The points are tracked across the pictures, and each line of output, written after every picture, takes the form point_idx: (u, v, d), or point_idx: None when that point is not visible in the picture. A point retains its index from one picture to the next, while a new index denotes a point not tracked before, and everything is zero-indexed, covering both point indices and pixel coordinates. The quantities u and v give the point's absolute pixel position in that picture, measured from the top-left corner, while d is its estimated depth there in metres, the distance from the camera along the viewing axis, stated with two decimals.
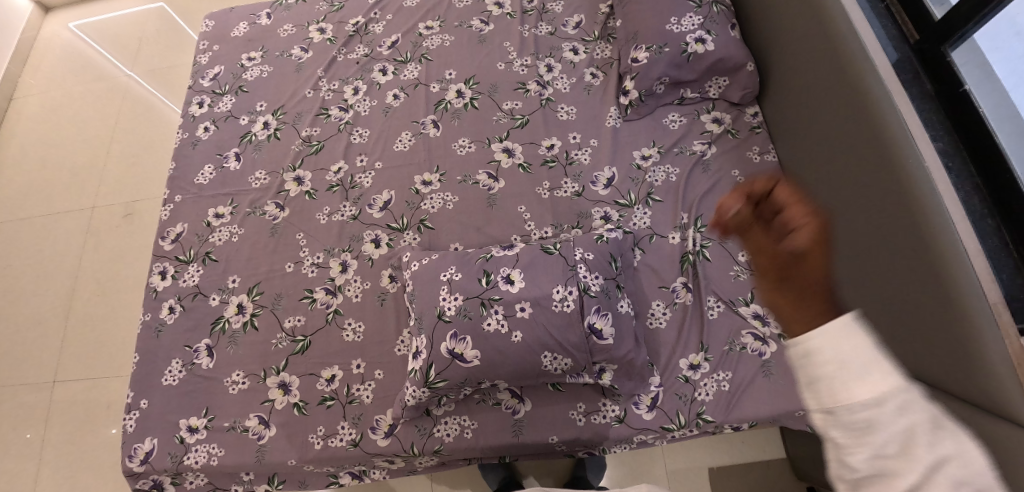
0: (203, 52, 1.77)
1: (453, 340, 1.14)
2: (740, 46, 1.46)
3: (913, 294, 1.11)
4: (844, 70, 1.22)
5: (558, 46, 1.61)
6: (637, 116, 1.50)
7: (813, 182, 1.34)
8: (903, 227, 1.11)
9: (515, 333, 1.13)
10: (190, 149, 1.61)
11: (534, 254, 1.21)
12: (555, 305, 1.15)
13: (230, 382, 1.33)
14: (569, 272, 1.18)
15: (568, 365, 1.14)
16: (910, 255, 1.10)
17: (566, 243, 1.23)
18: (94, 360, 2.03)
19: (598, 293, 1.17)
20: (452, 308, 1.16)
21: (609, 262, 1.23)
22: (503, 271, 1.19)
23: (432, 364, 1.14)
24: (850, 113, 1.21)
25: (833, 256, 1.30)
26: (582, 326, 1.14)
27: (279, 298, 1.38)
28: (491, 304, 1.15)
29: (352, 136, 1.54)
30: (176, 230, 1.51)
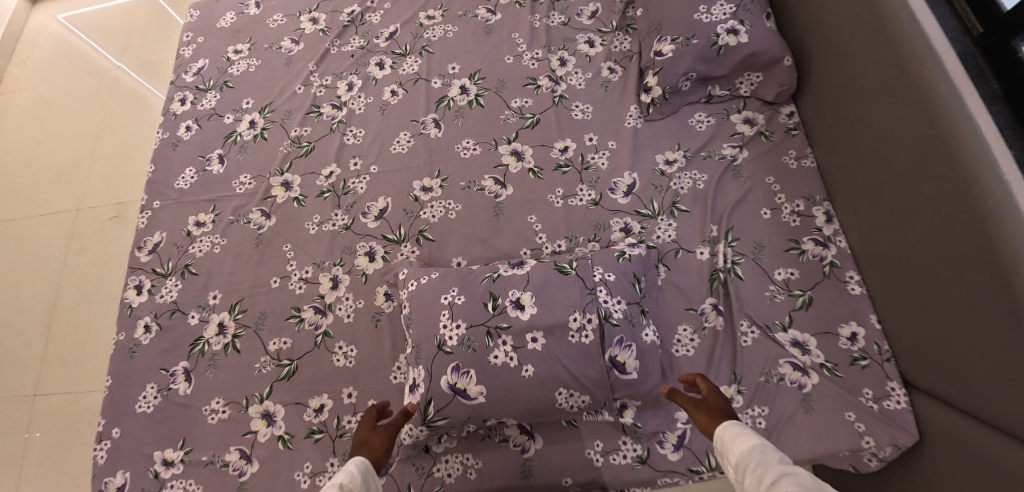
0: (186, 44, 1.64)
1: (455, 374, 1.01)
2: (776, 37, 1.30)
3: (979, 320, 0.96)
4: (900, 65, 1.07)
5: (572, 37, 1.47)
6: (660, 116, 1.35)
7: (860, 190, 1.19)
8: (969, 241, 0.96)
9: (526, 367, 1.01)
10: (171, 151, 1.48)
11: (547, 274, 1.07)
12: (572, 336, 1.02)
13: (209, 410, 1.21)
14: (587, 297, 1.04)
15: (585, 402, 1.02)
16: (978, 274, 0.95)
17: (584, 261, 1.09)
18: (76, 370, 1.91)
19: (621, 321, 1.03)
20: (455, 337, 1.03)
21: (633, 283, 1.09)
22: (513, 295, 1.05)
23: (431, 400, 1.01)
24: (906, 114, 1.06)
25: (882, 273, 1.16)
26: (603, 360, 1.01)
27: (263, 318, 1.25)
28: (499, 334, 1.02)
29: (345, 137, 1.40)
30: (153, 240, 1.38)
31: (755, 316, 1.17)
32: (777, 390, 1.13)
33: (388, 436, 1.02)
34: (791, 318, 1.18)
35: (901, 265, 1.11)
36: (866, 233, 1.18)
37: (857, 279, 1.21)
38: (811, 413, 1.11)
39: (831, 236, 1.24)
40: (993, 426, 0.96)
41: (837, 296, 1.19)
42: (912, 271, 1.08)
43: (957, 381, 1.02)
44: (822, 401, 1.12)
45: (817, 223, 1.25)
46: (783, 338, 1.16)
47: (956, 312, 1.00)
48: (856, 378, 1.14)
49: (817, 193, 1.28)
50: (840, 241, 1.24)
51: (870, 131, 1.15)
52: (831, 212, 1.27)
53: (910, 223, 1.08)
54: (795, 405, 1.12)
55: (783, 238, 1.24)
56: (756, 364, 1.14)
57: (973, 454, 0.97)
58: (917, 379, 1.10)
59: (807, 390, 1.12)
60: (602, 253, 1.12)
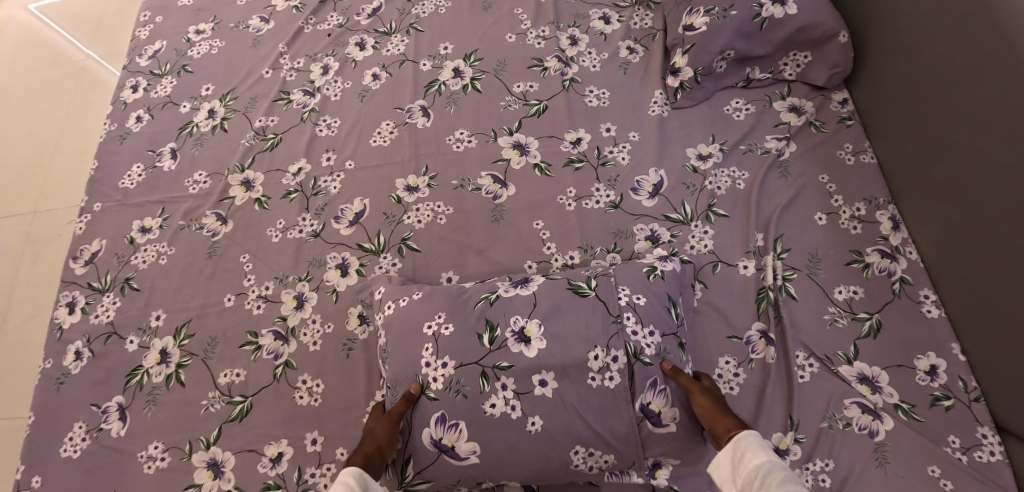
0: (143, 24, 1.43)
1: (440, 426, 0.81)
2: (830, 7, 1.09)
3: None
4: (999, 38, 0.87)
5: (584, 13, 1.26)
6: (689, 103, 1.14)
7: (935, 194, 0.98)
8: None
9: (534, 420, 0.80)
10: (117, 145, 1.27)
11: (557, 295, 0.86)
12: (592, 380, 0.81)
13: (145, 457, 0.99)
14: (610, 328, 0.83)
15: (609, 462, 0.81)
16: None
17: (604, 279, 0.88)
18: (18, 393, 1.68)
19: (654, 361, 0.83)
20: (442, 380, 0.82)
21: (668, 309, 0.88)
22: (518, 322, 0.84)
23: (410, 457, 0.83)
24: (1007, 98, 0.86)
25: (966, 297, 0.94)
26: (632, 410, 0.81)
27: (213, 344, 1.04)
28: (496, 376, 0.81)
29: (318, 128, 1.19)
30: (91, 249, 1.17)
31: (812, 346, 0.96)
32: (843, 439, 0.91)
33: (391, 425, 0.82)
34: (857, 349, 0.96)
35: (989, 287, 0.90)
36: (944, 247, 0.97)
37: (934, 299, 0.99)
38: (886, 469, 0.89)
39: (900, 246, 1.02)
40: None
41: (911, 320, 0.98)
42: (1005, 295, 0.87)
43: None
44: (900, 454, 0.90)
45: (882, 230, 1.04)
46: (847, 373, 0.95)
47: None
48: (940, 423, 0.91)
49: (880, 194, 1.07)
50: (911, 252, 1.02)
51: (951, 122, 0.94)
52: (898, 218, 1.05)
53: (1004, 235, 0.87)
54: (866, 458, 0.90)
55: (843, 249, 1.03)
56: (816, 406, 0.93)
57: None
58: (1011, 427, 0.89)
59: (881, 438, 0.90)
60: (628, 268, 0.90)
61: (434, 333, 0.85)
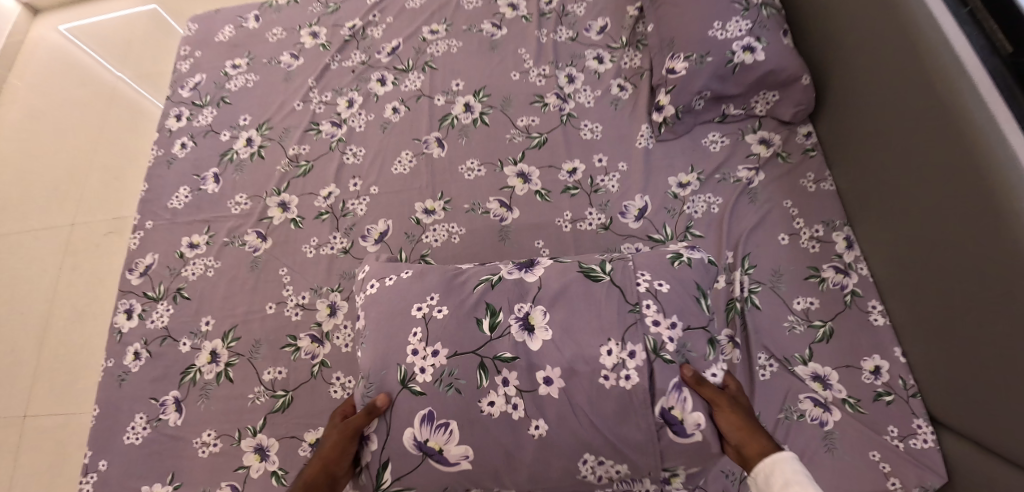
0: (183, 58, 1.59)
1: (430, 429, 0.92)
2: (794, 55, 1.24)
3: (1011, 347, 0.91)
4: (921, 78, 1.03)
5: (580, 53, 1.42)
6: (672, 136, 1.30)
7: (878, 207, 1.15)
8: (1000, 265, 0.91)
9: (540, 424, 0.92)
10: (165, 169, 1.43)
11: (568, 277, 0.99)
12: (610, 378, 0.91)
13: (199, 443, 1.16)
14: (628, 316, 0.94)
15: (621, 472, 0.93)
16: (1009, 299, 0.90)
17: (624, 268, 1.00)
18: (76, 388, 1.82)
19: (674, 356, 0.93)
20: (434, 368, 0.94)
21: (696, 299, 0.98)
22: (522, 308, 0.97)
23: (388, 461, 0.94)
24: (928, 130, 1.02)
25: (901, 294, 1.11)
26: (653, 413, 0.91)
27: (257, 346, 1.20)
28: (494, 372, 0.94)
29: (345, 156, 1.35)
30: (145, 262, 1.32)
31: (772, 349, 1.13)
32: (797, 427, 1.08)
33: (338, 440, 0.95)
34: (812, 351, 1.12)
35: (931, 298, 1.05)
36: (884, 253, 1.14)
37: (880, 308, 1.15)
38: (833, 453, 1.06)
39: (852, 262, 1.18)
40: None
41: (859, 328, 1.14)
42: (944, 303, 1.02)
43: (986, 415, 0.97)
44: (846, 440, 1.07)
45: (837, 249, 1.20)
46: (802, 372, 1.11)
47: (995, 352, 0.94)
48: (882, 415, 1.08)
49: (836, 216, 1.23)
50: (861, 268, 1.18)
51: (888, 148, 1.11)
52: (852, 237, 1.21)
53: (931, 245, 1.04)
54: (816, 444, 1.07)
55: (803, 265, 1.19)
56: (776, 401, 1.10)
57: None
58: (943, 418, 1.05)
59: (829, 427, 1.07)
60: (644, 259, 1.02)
61: (425, 316, 0.98)
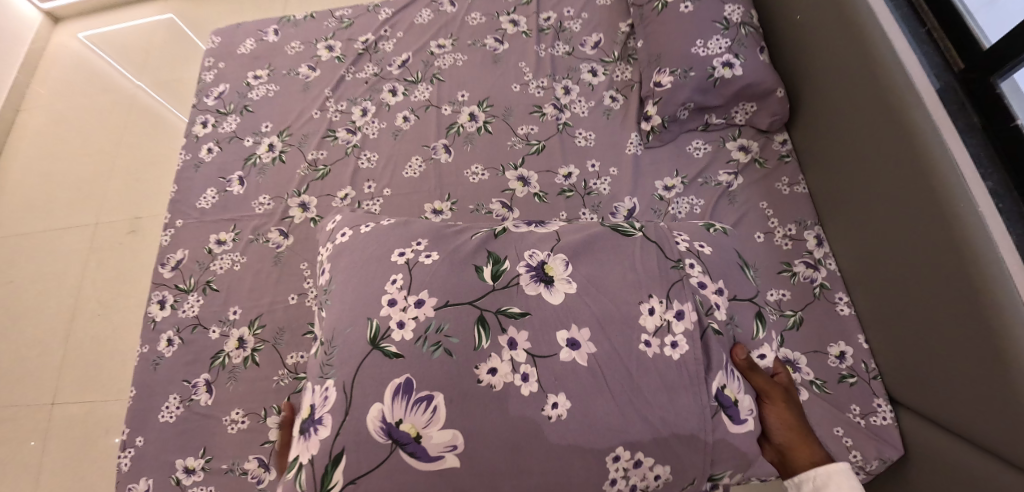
0: (208, 69, 1.70)
1: (404, 411, 0.89)
2: (769, 70, 1.37)
3: (952, 331, 1.04)
4: (877, 92, 1.15)
5: (576, 67, 1.55)
6: (659, 143, 1.43)
7: (840, 207, 1.28)
8: (943, 260, 1.04)
9: (559, 402, 0.91)
10: (192, 172, 1.54)
11: (590, 233, 1.04)
12: (661, 343, 0.94)
13: (228, 421, 1.28)
14: (673, 273, 1.00)
15: (661, 477, 0.91)
16: (950, 289, 1.04)
17: (664, 232, 1.06)
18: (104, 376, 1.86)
19: (723, 327, 1.00)
20: (418, 319, 0.94)
21: (741, 269, 1.09)
22: (536, 257, 1.01)
23: (343, 452, 0.89)
24: (883, 139, 1.15)
25: (859, 285, 1.24)
26: (710, 384, 0.94)
27: (281, 332, 1.33)
28: (495, 331, 0.94)
29: (360, 161, 1.47)
30: (176, 257, 1.44)
31: None
32: None
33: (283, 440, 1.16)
34: (783, 337, 1.24)
35: (887, 290, 1.18)
36: (846, 248, 1.27)
37: (846, 299, 1.27)
38: None
39: (821, 258, 1.31)
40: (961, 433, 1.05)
41: (827, 317, 1.26)
42: (896, 292, 1.15)
43: (931, 391, 1.10)
44: (813, 416, 1.18)
45: (808, 246, 1.32)
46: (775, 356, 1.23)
47: (941, 337, 1.06)
48: (845, 395, 1.20)
49: (808, 217, 1.35)
50: (830, 263, 1.30)
51: (849, 154, 1.24)
52: (821, 236, 1.34)
53: (885, 241, 1.17)
54: None
55: (776, 261, 1.31)
56: None
57: (957, 468, 1.04)
58: (901, 397, 1.17)
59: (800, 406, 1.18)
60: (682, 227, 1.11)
61: (409, 261, 1.01)
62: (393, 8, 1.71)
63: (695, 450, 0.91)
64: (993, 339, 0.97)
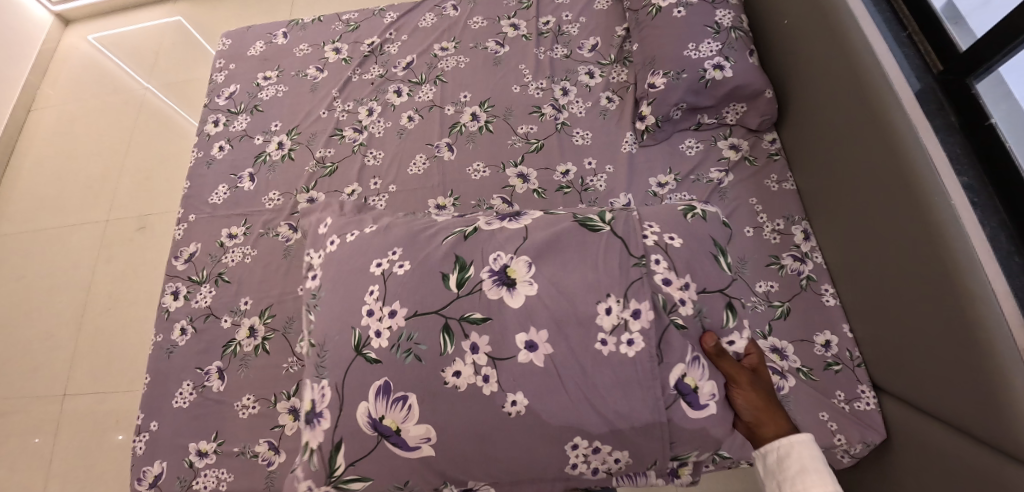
0: (219, 70, 1.77)
1: (388, 406, 0.96)
2: (759, 72, 1.43)
3: (926, 316, 1.10)
4: (857, 92, 1.22)
5: (574, 69, 1.61)
6: (653, 142, 1.49)
7: (825, 201, 1.34)
8: (918, 248, 1.10)
9: (519, 400, 0.95)
10: (205, 169, 1.61)
11: (557, 227, 1.05)
12: (615, 345, 0.96)
13: (239, 406, 1.34)
14: (634, 272, 1.00)
15: (620, 463, 0.98)
16: (924, 276, 1.09)
17: (627, 225, 1.05)
18: (116, 367, 1.91)
19: (688, 322, 1.01)
20: (391, 328, 0.99)
21: (714, 257, 1.08)
22: (500, 261, 1.03)
23: (341, 444, 0.98)
24: (863, 135, 1.21)
25: (844, 275, 1.30)
26: (669, 388, 0.97)
27: (291, 322, 1.39)
28: (460, 337, 0.98)
29: (366, 158, 1.53)
30: (189, 250, 1.50)
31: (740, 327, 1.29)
32: None
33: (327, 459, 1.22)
34: (770, 327, 1.30)
35: (871, 282, 1.23)
36: (831, 241, 1.33)
37: (831, 291, 1.33)
38: None
39: (808, 252, 1.37)
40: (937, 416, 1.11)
41: (813, 307, 1.32)
42: (877, 281, 1.21)
43: (909, 375, 1.16)
44: (799, 403, 1.23)
45: (796, 240, 1.38)
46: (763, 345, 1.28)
47: (920, 326, 1.11)
48: (831, 381, 1.25)
49: (795, 212, 1.42)
50: (816, 257, 1.37)
51: (833, 151, 1.30)
52: (808, 231, 1.40)
53: (866, 233, 1.23)
54: None
55: (764, 254, 1.38)
56: None
57: (933, 449, 1.09)
58: (884, 384, 1.22)
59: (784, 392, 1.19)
60: (654, 219, 1.10)
61: (385, 272, 1.05)
62: (398, 12, 1.78)
63: (667, 436, 0.96)
64: (966, 326, 1.02)
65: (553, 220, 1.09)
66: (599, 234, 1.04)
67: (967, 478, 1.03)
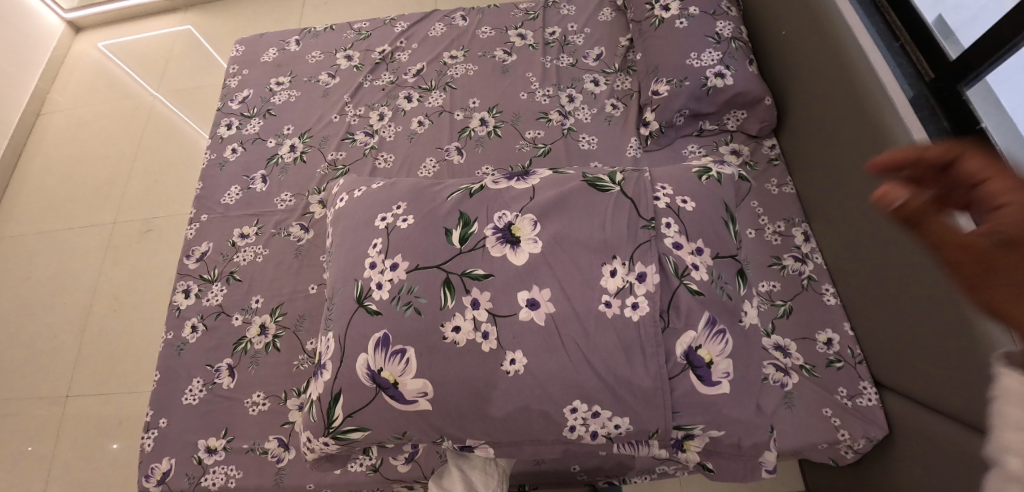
0: (233, 75, 1.81)
1: (388, 361, 0.97)
2: (758, 80, 1.48)
3: (926, 312, 1.13)
4: (853, 96, 1.27)
5: (579, 77, 1.66)
6: (657, 147, 1.53)
7: (824, 203, 1.38)
8: (917, 246, 1.13)
9: (517, 358, 0.96)
10: (218, 171, 1.63)
11: (566, 187, 1.08)
12: (621, 305, 0.97)
13: (249, 403, 1.35)
14: (643, 233, 1.03)
15: (620, 429, 0.96)
16: (923, 272, 1.12)
17: (639, 187, 1.08)
18: (119, 370, 1.90)
19: (705, 290, 1.01)
20: (393, 282, 1.02)
21: (726, 224, 1.10)
22: (505, 219, 1.05)
23: (340, 394, 1.00)
24: (860, 138, 1.26)
25: (844, 274, 1.34)
26: (679, 357, 0.97)
27: (302, 319, 1.41)
28: (463, 294, 0.99)
29: (377, 161, 1.57)
30: (201, 249, 1.52)
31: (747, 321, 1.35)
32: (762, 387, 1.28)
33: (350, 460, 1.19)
34: (774, 325, 1.35)
35: (871, 283, 1.26)
36: (831, 242, 1.37)
37: (832, 291, 1.37)
38: (792, 409, 1.27)
39: (809, 253, 1.41)
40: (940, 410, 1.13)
41: (814, 306, 1.36)
42: (877, 280, 1.24)
43: (909, 371, 1.18)
44: (802, 398, 1.27)
45: (796, 242, 1.43)
46: (768, 342, 1.33)
47: (921, 323, 1.14)
48: (834, 377, 1.28)
49: (795, 215, 1.46)
50: (817, 257, 1.41)
51: (832, 155, 1.35)
52: (809, 233, 1.44)
53: (865, 232, 1.26)
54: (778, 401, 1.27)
55: (766, 255, 1.42)
56: None
57: (936, 446, 1.11)
58: (886, 381, 1.25)
59: (789, 388, 1.28)
60: (668, 180, 1.11)
61: (388, 226, 1.08)
62: (408, 21, 1.83)
63: (670, 412, 0.95)
64: (966, 324, 1.05)
65: (560, 180, 1.11)
66: (605, 216, 1.04)
67: (973, 471, 1.04)
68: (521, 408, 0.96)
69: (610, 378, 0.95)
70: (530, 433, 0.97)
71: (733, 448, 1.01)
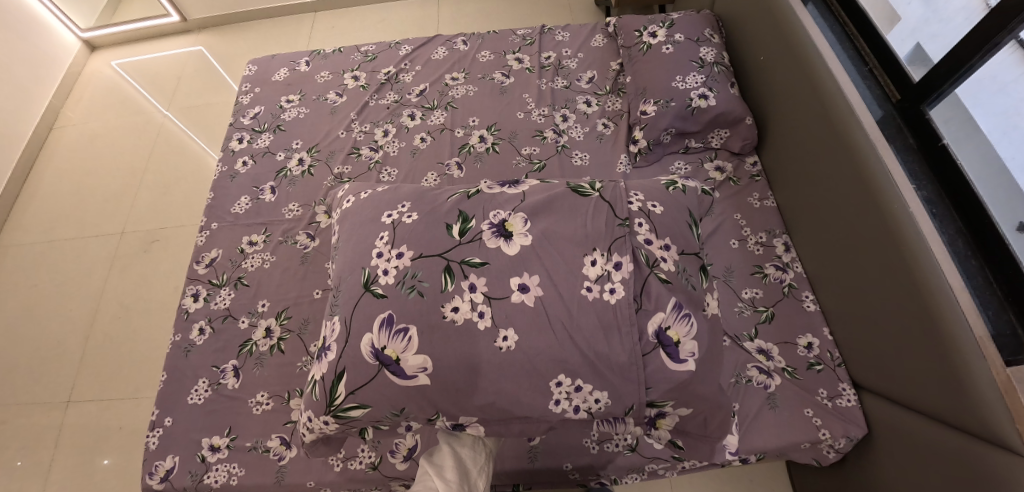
0: (245, 93, 1.91)
1: (392, 337, 1.04)
2: (739, 101, 1.59)
3: (900, 316, 1.20)
4: (828, 117, 1.36)
5: (572, 98, 1.76)
6: (645, 163, 1.63)
7: (805, 216, 1.46)
8: (889, 254, 1.21)
9: (509, 335, 1.03)
10: (228, 182, 1.71)
11: (555, 192, 1.15)
12: (602, 295, 1.04)
13: (254, 402, 1.39)
14: (619, 230, 1.10)
15: (602, 403, 1.02)
16: (896, 278, 1.20)
17: (616, 190, 1.16)
18: (120, 380, 1.94)
19: (672, 276, 1.09)
20: (398, 268, 1.09)
21: (690, 227, 1.18)
22: (498, 217, 1.13)
23: (343, 373, 1.06)
24: (835, 155, 1.35)
25: (824, 282, 1.41)
26: (650, 335, 1.04)
27: (305, 323, 1.47)
28: (461, 277, 1.07)
29: (381, 175, 1.65)
30: (211, 255, 1.59)
31: (729, 330, 1.41)
32: (745, 389, 1.33)
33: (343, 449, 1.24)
34: (757, 329, 1.41)
35: (848, 291, 1.33)
36: (811, 253, 1.45)
37: (812, 298, 1.44)
38: (775, 410, 1.31)
39: (789, 262, 1.49)
40: (915, 409, 1.19)
41: (796, 312, 1.43)
42: (854, 287, 1.32)
43: (886, 373, 1.25)
44: (785, 400, 1.32)
45: (778, 252, 1.51)
46: (750, 346, 1.39)
47: (893, 324, 1.21)
48: (815, 379, 1.34)
49: (777, 227, 1.54)
50: (797, 267, 1.49)
51: (810, 171, 1.44)
52: (789, 244, 1.52)
53: (842, 242, 1.34)
54: (762, 403, 1.32)
55: (749, 264, 1.50)
56: (730, 368, 1.35)
57: (912, 442, 1.17)
58: (863, 382, 1.31)
59: (772, 389, 1.33)
60: (641, 188, 1.20)
61: (394, 222, 1.15)
62: (413, 45, 1.94)
63: (643, 388, 1.02)
64: (935, 326, 1.12)
65: (549, 187, 1.19)
66: (595, 219, 1.12)
67: (947, 465, 1.10)
68: (515, 398, 1.02)
69: (598, 369, 1.01)
70: (520, 412, 1.03)
71: (699, 428, 1.10)
